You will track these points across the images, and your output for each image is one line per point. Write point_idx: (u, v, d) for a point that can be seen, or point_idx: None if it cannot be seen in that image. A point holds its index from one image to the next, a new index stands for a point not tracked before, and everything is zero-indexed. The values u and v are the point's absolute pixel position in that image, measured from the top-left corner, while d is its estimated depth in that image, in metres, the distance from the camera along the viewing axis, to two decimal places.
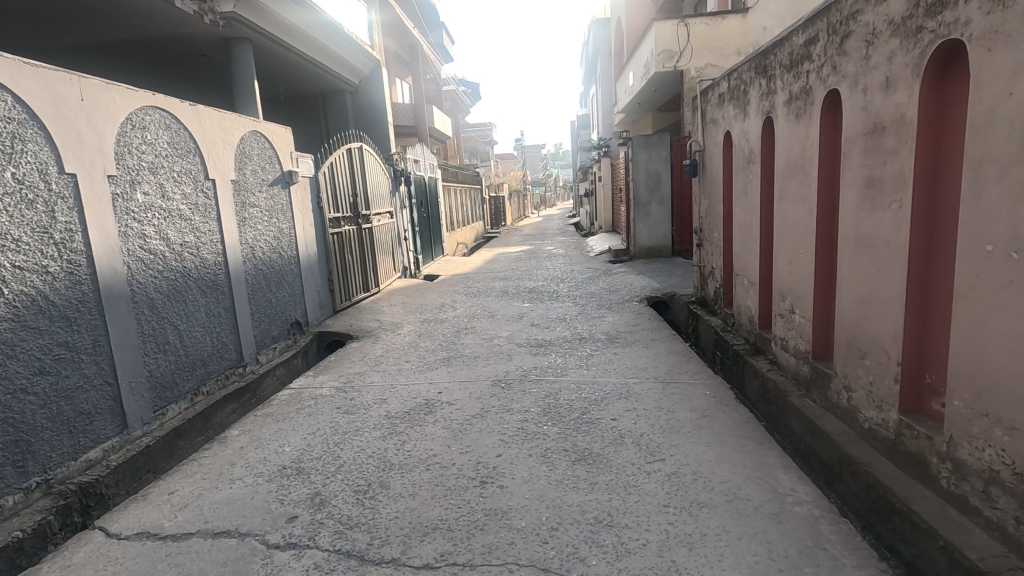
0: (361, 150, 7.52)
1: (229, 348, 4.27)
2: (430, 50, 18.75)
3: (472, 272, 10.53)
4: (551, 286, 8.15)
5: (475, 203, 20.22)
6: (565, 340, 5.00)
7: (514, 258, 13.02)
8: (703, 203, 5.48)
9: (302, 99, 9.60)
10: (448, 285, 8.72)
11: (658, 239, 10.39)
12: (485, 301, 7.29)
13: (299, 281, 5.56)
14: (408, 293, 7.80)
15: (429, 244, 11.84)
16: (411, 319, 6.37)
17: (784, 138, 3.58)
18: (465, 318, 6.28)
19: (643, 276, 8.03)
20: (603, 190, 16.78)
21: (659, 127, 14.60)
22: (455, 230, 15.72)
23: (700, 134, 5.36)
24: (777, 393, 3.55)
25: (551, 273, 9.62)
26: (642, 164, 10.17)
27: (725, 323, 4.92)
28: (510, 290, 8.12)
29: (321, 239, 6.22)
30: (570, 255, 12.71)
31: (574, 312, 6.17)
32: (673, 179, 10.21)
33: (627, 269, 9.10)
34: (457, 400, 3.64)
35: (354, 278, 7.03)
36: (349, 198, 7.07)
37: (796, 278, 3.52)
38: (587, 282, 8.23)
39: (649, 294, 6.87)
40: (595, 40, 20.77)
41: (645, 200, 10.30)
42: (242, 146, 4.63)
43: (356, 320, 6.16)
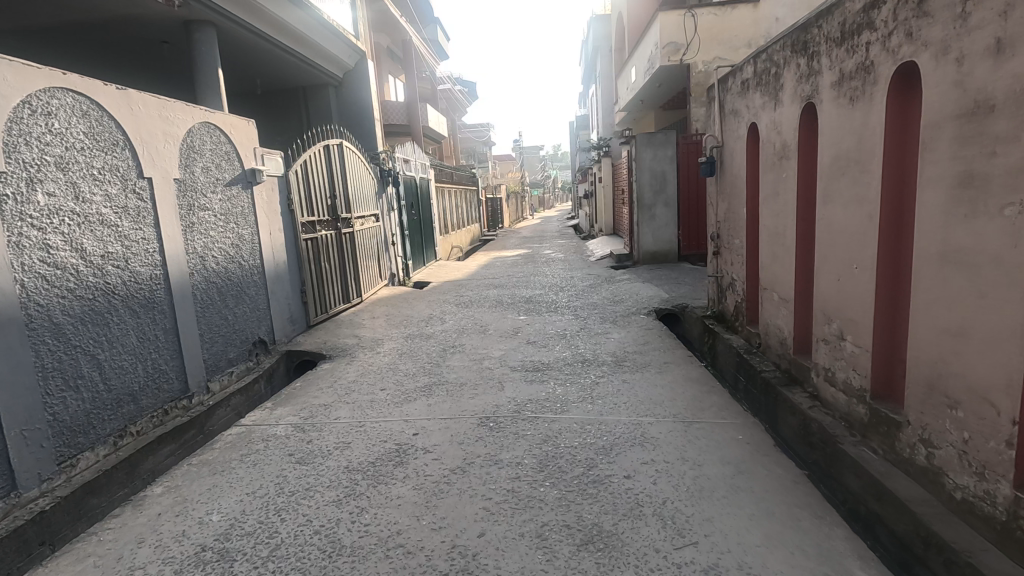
0: (342, 147, 6.87)
1: (168, 377, 3.62)
2: (424, 47, 18.13)
3: (465, 279, 9.88)
4: (549, 296, 7.51)
5: (471, 205, 19.58)
6: (565, 363, 4.36)
7: (511, 263, 12.37)
8: (721, 205, 4.84)
9: (282, 92, 8.93)
10: (438, 294, 8.08)
11: (664, 243, 9.79)
12: (477, 313, 6.65)
13: (263, 295, 4.90)
14: (393, 304, 7.16)
15: (420, 249, 11.18)
16: (394, 335, 5.73)
17: (831, 128, 2.95)
18: (454, 334, 5.65)
19: (649, 285, 7.39)
20: (603, 192, 16.15)
21: (662, 126, 13.98)
22: (449, 233, 15.08)
23: (719, 127, 4.72)
24: (824, 438, 2.91)
25: (549, 280, 8.98)
26: (646, 164, 9.54)
27: (749, 345, 4.28)
28: (505, 299, 7.48)
29: (292, 246, 5.56)
30: (570, 259, 12.07)
31: (575, 328, 5.52)
32: (679, 179, 9.59)
33: (631, 277, 8.46)
34: (434, 446, 2.99)
35: (332, 288, 6.38)
36: (327, 200, 6.41)
37: (847, 297, 2.89)
38: (588, 292, 7.58)
39: (657, 305, 6.22)
40: (594, 37, 20.17)
41: (649, 202, 9.66)
42: (189, 139, 3.99)
43: (332, 337, 5.52)
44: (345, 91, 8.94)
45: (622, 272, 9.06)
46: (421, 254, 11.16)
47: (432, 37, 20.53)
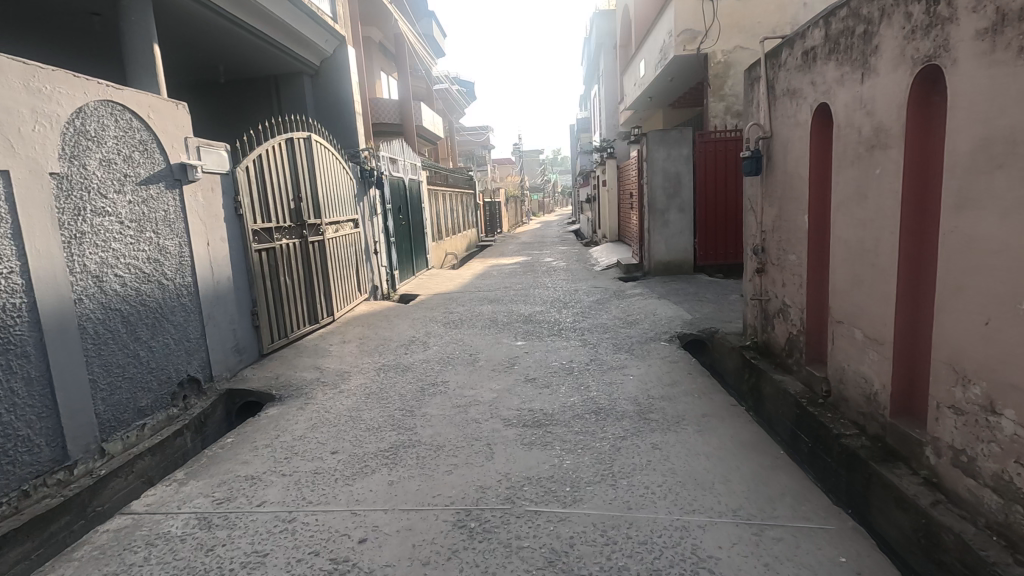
0: (314, 141, 5.92)
1: (33, 444, 2.63)
2: (417, 43, 17.23)
3: (458, 291, 8.92)
4: (552, 314, 6.53)
5: (467, 209, 18.66)
6: (574, 414, 3.39)
7: (509, 272, 11.42)
8: (768, 211, 3.88)
9: (253, 81, 7.98)
10: (424, 311, 7.10)
11: (678, 253, 8.84)
12: (466, 336, 5.67)
13: (196, 322, 3.93)
14: (371, 324, 6.18)
15: (409, 258, 10.17)
16: (365, 367, 4.75)
17: (977, 98, 1.98)
18: (437, 366, 4.67)
19: (666, 303, 6.41)
20: (607, 196, 15.20)
21: (671, 125, 13.07)
22: (443, 239, 14.14)
23: (767, 113, 3.76)
24: (966, 561, 1.94)
25: (550, 294, 8.02)
26: (659, 164, 8.59)
27: (813, 393, 3.31)
28: (500, 318, 6.51)
29: (242, 259, 4.60)
30: (572, 269, 11.12)
31: (584, 360, 4.55)
32: (695, 181, 8.64)
33: (644, 291, 7.50)
34: (386, 569, 2.02)
35: (295, 307, 5.39)
36: (291, 202, 5.44)
37: (1005, 352, 1.91)
38: (596, 310, 6.60)
39: (680, 330, 5.24)
40: (597, 34, 19.30)
41: (662, 206, 8.71)
42: (80, 121, 3.01)
43: (287, 370, 4.53)
44: (323, 82, 7.93)
45: (633, 285, 8.11)
46: (409, 263, 10.15)
47: (428, 34, 19.61)
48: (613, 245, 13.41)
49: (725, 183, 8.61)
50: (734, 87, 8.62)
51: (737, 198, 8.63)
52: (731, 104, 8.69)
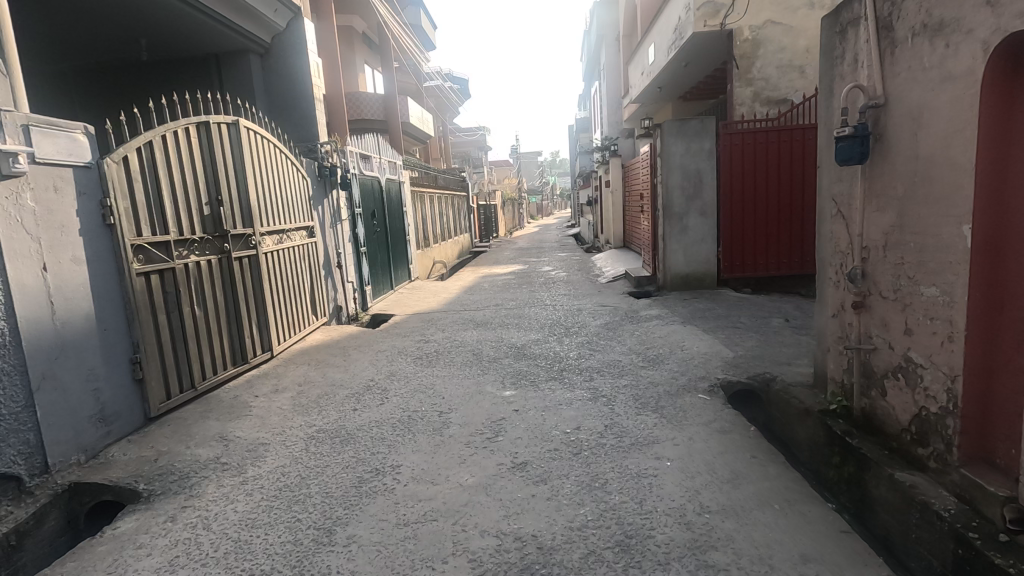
0: (246, 128, 4.61)
1: None
2: (404, 33, 15.98)
3: (440, 310, 7.64)
4: (551, 345, 5.24)
5: (460, 213, 17.42)
6: (587, 553, 2.08)
7: (502, 284, 10.13)
8: (877, 218, 2.58)
9: (189, 60, 6.62)
10: (394, 341, 5.78)
11: (699, 265, 7.55)
12: (439, 380, 4.37)
13: (14, 388, 2.59)
14: (321, 362, 4.87)
15: (386, 270, 8.85)
16: (294, 435, 3.43)
17: None
18: (391, 434, 3.37)
19: (693, 332, 5.10)
20: (611, 198, 13.89)
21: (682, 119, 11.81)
22: (431, 246, 12.86)
23: (880, 69, 2.46)
24: None
25: (548, 315, 6.73)
26: (676, 160, 7.32)
27: (982, 519, 2.00)
28: (486, 350, 5.22)
29: (118, 286, 3.28)
30: (573, 280, 9.84)
31: (595, 428, 3.25)
32: (718, 179, 7.35)
33: (661, 312, 6.22)
34: None
35: (212, 345, 4.07)
36: (209, 207, 4.15)
37: None
38: (606, 341, 5.29)
39: (721, 377, 3.92)
40: (598, 25, 18.04)
41: (679, 209, 7.44)
42: None
43: (178, 443, 3.21)
44: (275, 62, 6.60)
45: (646, 304, 6.82)
46: (386, 276, 8.84)
47: (417, 25, 18.39)
48: (618, 253, 12.11)
49: (755, 181, 7.30)
50: (764, 68, 7.32)
51: (768, 199, 7.32)
52: (760, 89, 7.40)
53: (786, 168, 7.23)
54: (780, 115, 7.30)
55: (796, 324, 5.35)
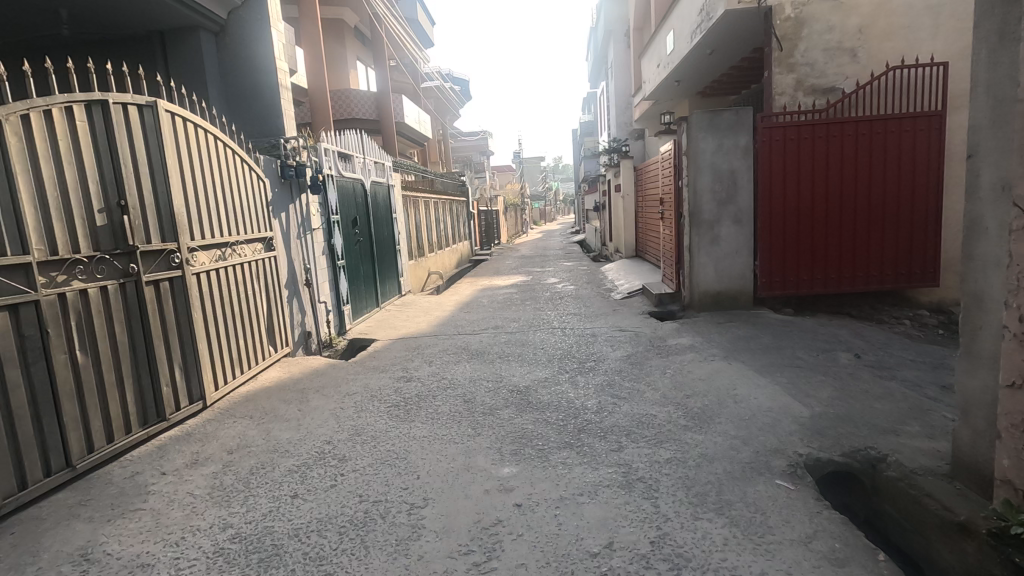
0: (166, 112, 3.55)
1: None
2: (399, 28, 15.05)
3: (430, 333, 6.59)
4: (563, 389, 4.16)
5: (460, 220, 16.43)
6: None
7: (503, 299, 9.08)
8: None
9: (128, 39, 5.59)
10: (367, 380, 4.69)
11: (732, 282, 6.46)
12: (417, 446, 3.29)
13: None
14: (267, 414, 3.78)
15: (370, 286, 7.78)
16: (195, 548, 2.36)
17: None
18: (334, 551, 2.29)
19: (744, 374, 4.01)
20: (622, 204, 12.82)
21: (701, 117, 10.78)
22: (426, 256, 11.84)
23: None
24: None
25: (555, 342, 5.66)
26: (705, 159, 6.27)
27: None
28: (480, 395, 4.15)
29: None
30: (583, 296, 8.78)
31: (636, 547, 2.18)
32: (755, 181, 6.29)
33: (693, 341, 5.14)
34: None
35: (106, 402, 3.00)
36: (106, 216, 3.09)
37: None
38: (632, 383, 4.21)
39: (802, 451, 2.80)
40: (606, 20, 17.08)
41: (709, 217, 6.37)
42: None
43: (10, 573, 2.15)
44: (231, 42, 5.56)
45: (674, 330, 5.74)
46: (370, 293, 7.76)
47: (415, 22, 17.46)
48: (631, 263, 11.01)
49: (799, 183, 6.23)
50: (808, 52, 6.25)
51: (813, 204, 6.25)
52: (804, 76, 6.31)
53: (835, 168, 6.18)
54: (826, 105, 6.25)
55: (871, 361, 4.24)
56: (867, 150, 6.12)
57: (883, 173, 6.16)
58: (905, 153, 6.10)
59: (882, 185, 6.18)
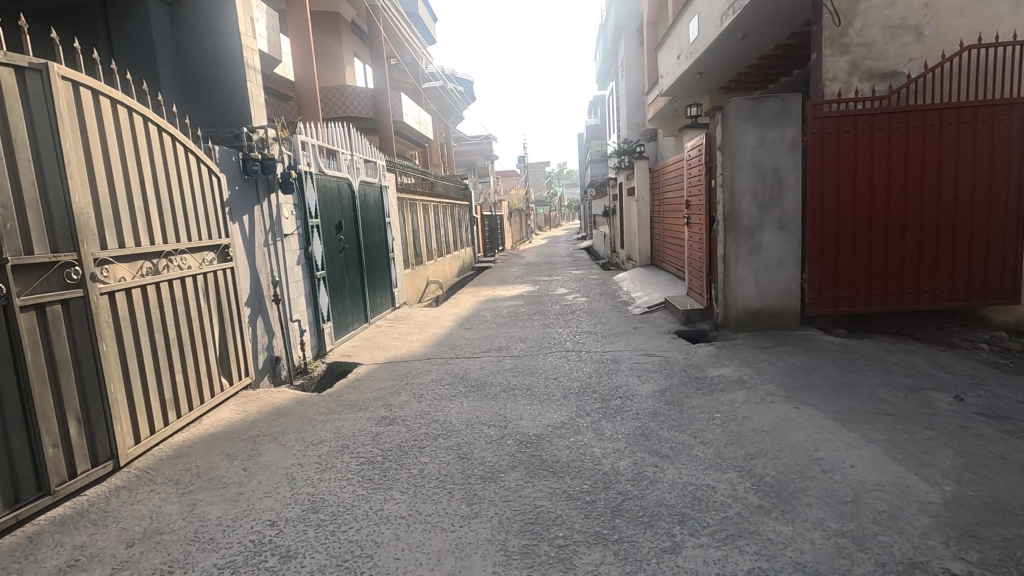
0: (62, 80, 2.69)
1: None
2: (399, 23, 14.32)
3: (423, 355, 5.70)
4: (586, 441, 3.25)
5: (462, 225, 15.62)
6: None
7: (508, 312, 8.19)
8: None
9: (72, 12, 4.79)
10: (339, 423, 3.78)
11: (775, 298, 5.54)
12: (391, 536, 2.38)
13: None
14: (199, 478, 2.88)
15: (358, 299, 6.90)
16: None
17: None
18: None
19: (822, 425, 3.08)
20: (635, 208, 11.91)
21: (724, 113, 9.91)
22: (424, 264, 10.99)
23: None
24: None
25: (570, 370, 4.75)
26: (744, 155, 5.39)
27: None
28: (479, 448, 3.26)
29: None
30: (596, 310, 7.88)
31: None
32: (803, 180, 5.39)
33: (739, 373, 4.22)
34: None
35: None
36: None
37: None
38: (673, 433, 3.29)
39: (957, 571, 1.86)
40: (617, 16, 16.31)
41: (749, 222, 5.48)
42: None
43: None
44: (188, 17, 4.73)
45: (712, 356, 4.82)
46: (358, 307, 6.88)
47: (416, 18, 16.69)
48: (647, 273, 10.10)
49: (856, 182, 5.31)
50: (865, 30, 5.32)
51: (872, 206, 5.33)
52: (860, 59, 5.38)
53: (898, 165, 5.27)
54: (887, 92, 5.34)
55: (980, 407, 3.31)
56: (936, 144, 5.20)
57: (954, 171, 5.24)
58: (982, 147, 5.17)
59: (953, 185, 5.25)
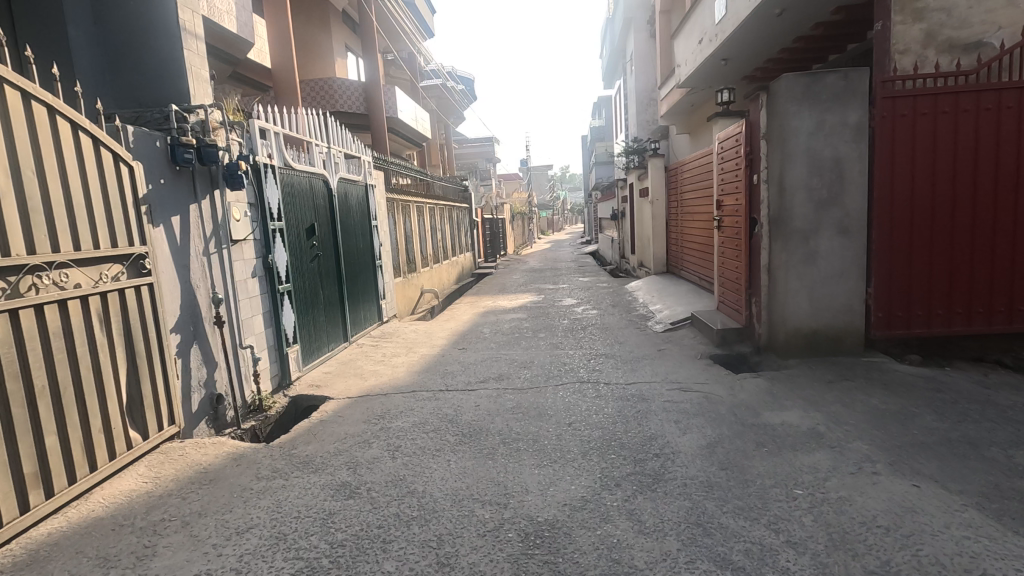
0: None
1: None
2: (395, 13, 13.45)
3: (407, 385, 4.73)
4: (620, 538, 2.27)
5: (462, 228, 14.70)
6: None
7: (510, 327, 7.23)
8: None
9: None
10: (281, 496, 2.80)
11: (833, 317, 4.55)
12: None
13: None
14: None
15: (335, 317, 5.94)
16: None
17: None
18: None
19: (968, 525, 2.10)
20: (649, 211, 10.92)
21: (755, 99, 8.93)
22: (419, 271, 10.06)
23: None
24: None
25: (586, 411, 3.78)
26: (796, 143, 4.43)
27: None
28: (466, 546, 2.28)
29: None
30: (611, 325, 6.91)
31: None
32: (869, 173, 4.42)
33: (809, 421, 3.24)
34: None
35: None
36: None
37: None
38: (743, 523, 2.31)
39: None
40: (626, 8, 15.40)
41: (801, 225, 4.52)
42: None
43: None
44: None
45: (764, 393, 3.84)
46: (336, 326, 5.92)
47: (413, 10, 15.78)
48: (664, 282, 9.09)
49: (936, 176, 4.33)
50: None
51: (955, 206, 4.35)
52: (938, 27, 4.39)
53: (989, 155, 4.27)
54: (972, 67, 4.36)
55: None
56: None
57: None
58: None
59: None
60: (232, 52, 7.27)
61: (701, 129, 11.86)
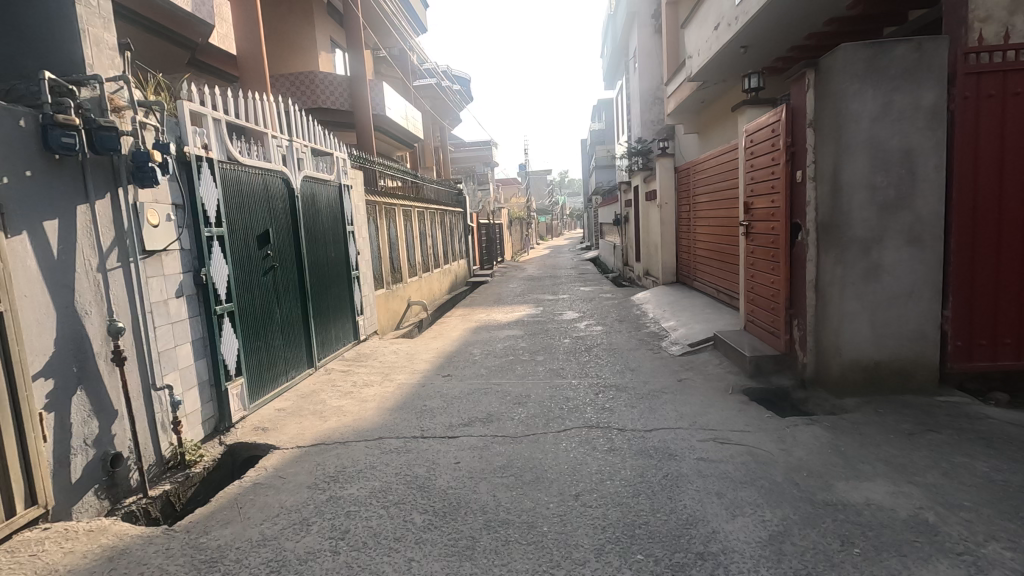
0: None
1: None
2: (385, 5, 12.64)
3: (374, 428, 3.85)
4: None
5: (455, 234, 13.85)
6: None
7: (504, 347, 6.35)
8: None
9: None
10: None
11: (900, 346, 3.67)
12: None
13: None
14: None
15: (297, 339, 5.05)
16: None
17: None
18: None
19: None
20: (657, 215, 10.04)
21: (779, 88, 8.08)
22: (406, 281, 9.20)
23: None
24: None
25: (598, 476, 2.90)
26: (857, 130, 3.56)
27: None
28: None
29: None
30: (619, 347, 6.04)
31: None
32: (946, 168, 3.55)
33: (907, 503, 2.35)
34: None
35: None
36: None
37: None
38: None
39: None
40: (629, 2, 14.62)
41: (863, 232, 3.64)
42: None
43: None
44: None
45: (828, 451, 2.97)
46: (297, 351, 5.03)
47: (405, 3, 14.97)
48: (676, 295, 8.22)
49: None
50: None
51: None
52: None
53: None
54: None
55: None
56: None
57: None
58: None
59: None
60: (190, 35, 6.40)
61: (711, 128, 11.01)
